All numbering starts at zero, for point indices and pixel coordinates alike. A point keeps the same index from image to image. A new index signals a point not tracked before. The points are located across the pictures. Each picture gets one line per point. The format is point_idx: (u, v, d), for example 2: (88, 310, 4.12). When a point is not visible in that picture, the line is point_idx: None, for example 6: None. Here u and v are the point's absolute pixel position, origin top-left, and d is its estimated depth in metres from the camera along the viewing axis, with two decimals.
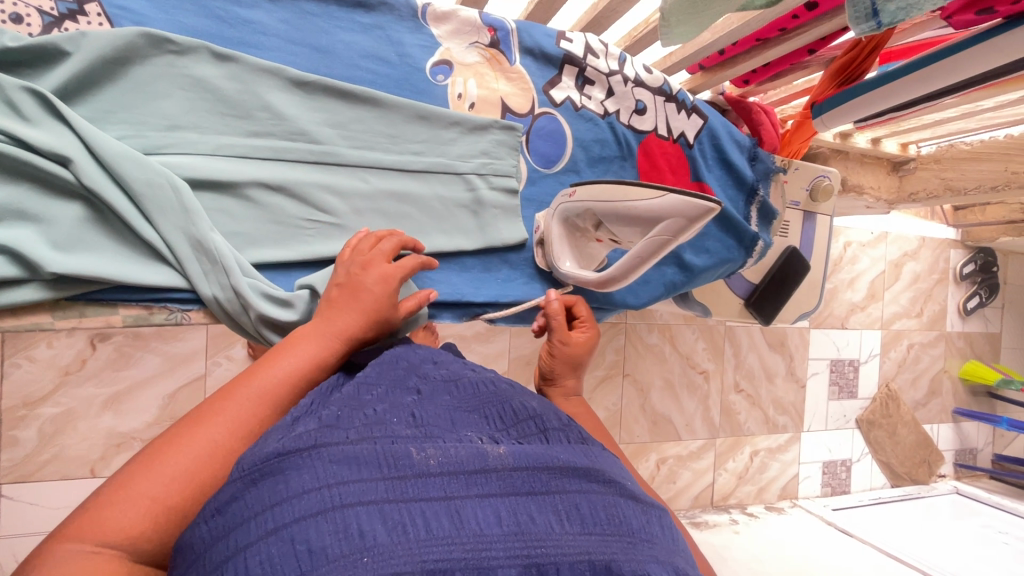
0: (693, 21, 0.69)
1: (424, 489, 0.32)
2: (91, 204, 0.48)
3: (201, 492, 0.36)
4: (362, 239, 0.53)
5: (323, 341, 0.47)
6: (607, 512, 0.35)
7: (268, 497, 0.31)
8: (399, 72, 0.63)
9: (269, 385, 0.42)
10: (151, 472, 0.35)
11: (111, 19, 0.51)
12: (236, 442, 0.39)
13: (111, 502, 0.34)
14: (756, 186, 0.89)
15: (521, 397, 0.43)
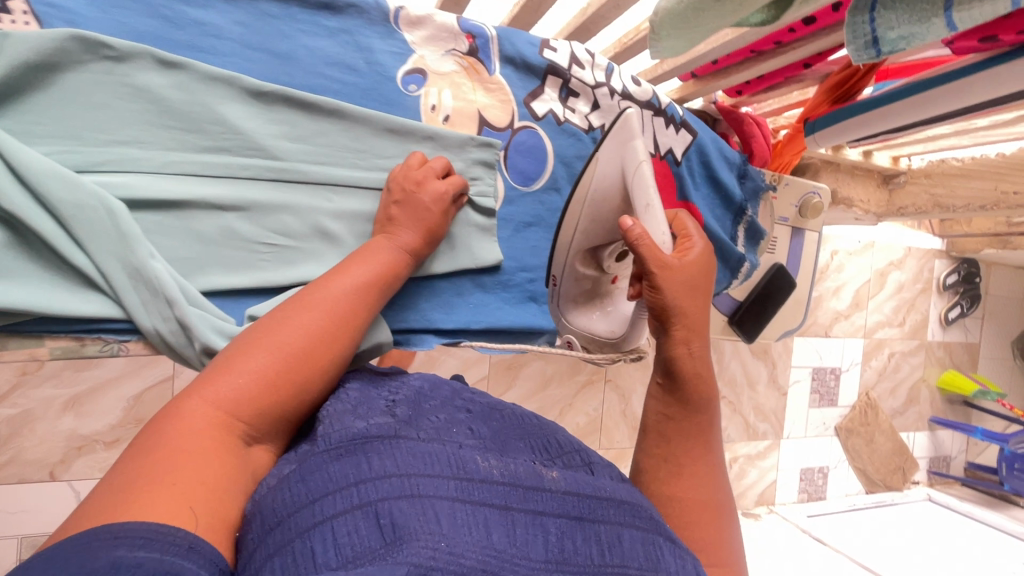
0: (682, 36, 0.64)
1: (487, 494, 0.34)
2: (12, 225, 0.44)
3: (276, 393, 0.40)
4: (407, 165, 0.57)
5: (371, 260, 0.50)
6: (645, 549, 0.36)
7: (350, 475, 0.33)
8: (367, 81, 0.59)
9: (330, 312, 0.45)
10: (245, 364, 0.39)
11: (39, 18, 0.46)
12: (315, 346, 0.43)
13: (212, 396, 0.37)
14: (744, 206, 0.86)
15: (559, 431, 0.46)
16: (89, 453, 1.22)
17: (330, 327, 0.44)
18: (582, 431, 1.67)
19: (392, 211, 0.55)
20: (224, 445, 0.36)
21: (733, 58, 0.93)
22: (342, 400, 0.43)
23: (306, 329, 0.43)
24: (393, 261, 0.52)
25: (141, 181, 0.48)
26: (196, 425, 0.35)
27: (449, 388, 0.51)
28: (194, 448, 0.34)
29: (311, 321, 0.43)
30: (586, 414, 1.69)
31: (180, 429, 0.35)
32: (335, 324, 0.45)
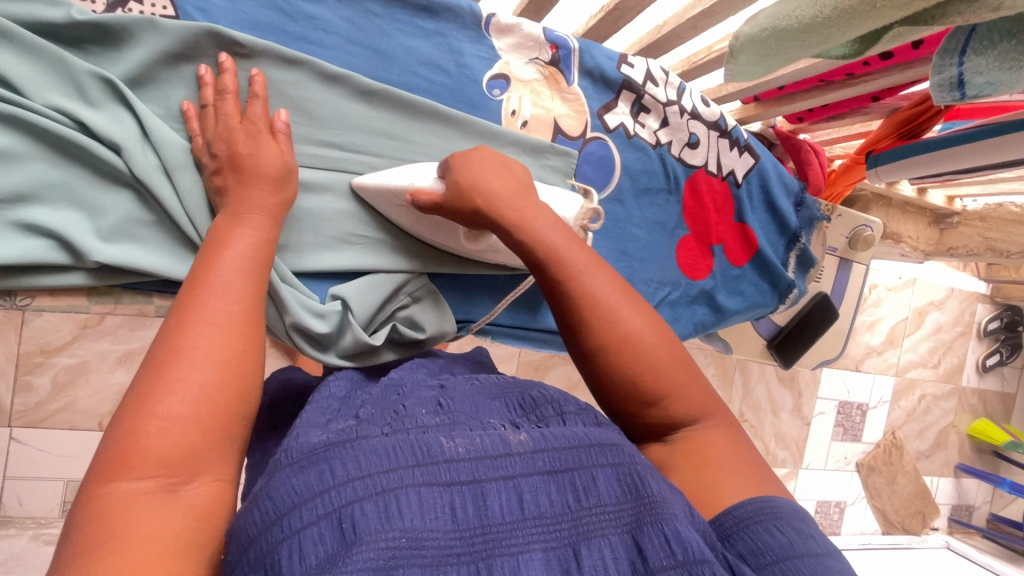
0: (761, 63, 0.65)
1: (455, 471, 0.31)
2: (140, 193, 0.48)
3: (216, 397, 0.35)
4: (225, 114, 0.48)
5: (251, 221, 0.45)
6: (625, 484, 0.33)
7: (313, 486, 0.29)
8: (455, 83, 0.62)
9: (237, 267, 0.42)
10: (163, 388, 0.34)
11: (175, 4, 0.50)
12: (225, 338, 0.38)
13: (128, 453, 0.31)
14: (798, 233, 0.86)
15: (539, 387, 0.44)
16: None
17: (241, 305, 0.40)
18: None
19: (216, 181, 0.47)
20: (168, 497, 0.31)
21: (801, 85, 0.94)
22: (312, 413, 0.41)
23: (203, 345, 0.36)
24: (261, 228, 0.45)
25: None
26: (127, 492, 0.30)
27: (427, 370, 0.51)
28: (142, 520, 0.29)
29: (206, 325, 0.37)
30: None
31: (114, 502, 0.30)
32: (237, 300, 0.40)
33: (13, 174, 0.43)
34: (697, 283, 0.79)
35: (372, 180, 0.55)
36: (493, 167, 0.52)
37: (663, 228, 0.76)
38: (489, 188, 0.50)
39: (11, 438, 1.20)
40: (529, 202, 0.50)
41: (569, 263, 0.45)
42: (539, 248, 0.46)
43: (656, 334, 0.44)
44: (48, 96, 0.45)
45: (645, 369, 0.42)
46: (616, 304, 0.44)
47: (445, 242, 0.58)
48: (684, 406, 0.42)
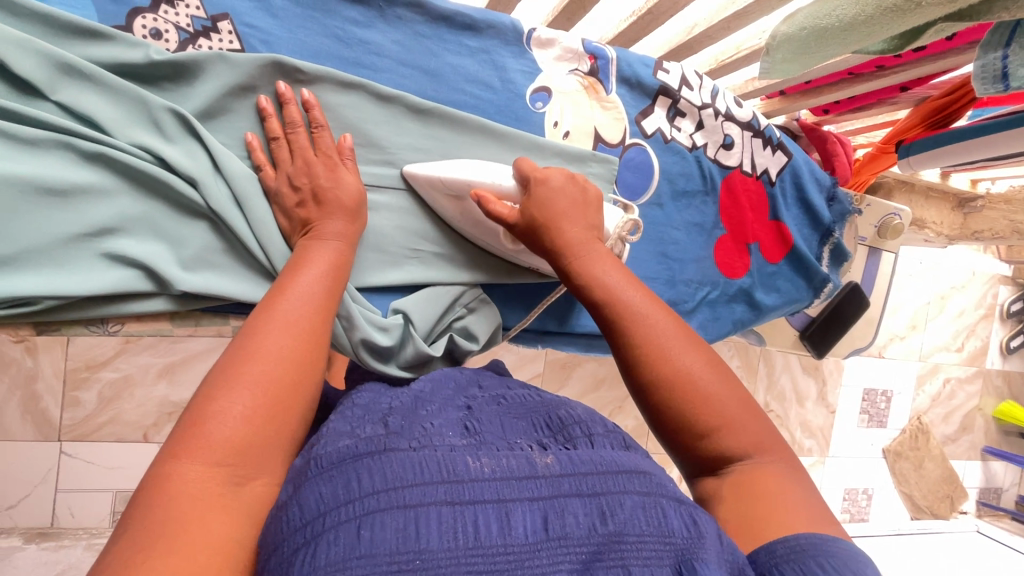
0: (797, 61, 0.66)
1: (478, 492, 0.32)
2: (214, 223, 0.50)
3: (277, 400, 0.39)
4: (300, 147, 0.51)
5: (330, 245, 0.49)
6: (648, 513, 0.34)
7: (339, 495, 0.30)
8: (500, 98, 0.64)
9: (312, 290, 0.45)
10: (231, 382, 0.38)
11: (240, 37, 0.52)
12: (290, 340, 0.41)
13: (200, 438, 0.35)
14: (831, 227, 0.87)
15: (566, 404, 0.45)
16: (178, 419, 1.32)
17: (315, 318, 0.44)
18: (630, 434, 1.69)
19: (300, 213, 0.50)
20: (228, 491, 0.34)
21: (828, 79, 0.94)
22: (342, 421, 0.41)
23: (278, 347, 0.41)
24: (340, 253, 0.49)
25: None
26: (189, 476, 0.33)
27: (453, 388, 0.50)
28: (204, 502, 0.33)
29: (281, 336, 0.41)
30: (635, 418, 1.71)
31: (176, 482, 0.33)
32: (314, 312, 0.44)
33: (103, 210, 0.46)
34: (735, 281, 0.80)
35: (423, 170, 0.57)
36: (571, 204, 0.53)
37: (702, 229, 0.77)
38: (561, 226, 0.51)
39: (62, 452, 1.25)
40: (596, 248, 0.51)
41: (628, 306, 0.46)
42: (594, 288, 0.48)
43: (712, 370, 0.44)
44: (130, 134, 0.47)
45: (696, 404, 0.43)
46: (671, 342, 0.45)
47: (489, 243, 0.60)
48: (737, 439, 0.42)
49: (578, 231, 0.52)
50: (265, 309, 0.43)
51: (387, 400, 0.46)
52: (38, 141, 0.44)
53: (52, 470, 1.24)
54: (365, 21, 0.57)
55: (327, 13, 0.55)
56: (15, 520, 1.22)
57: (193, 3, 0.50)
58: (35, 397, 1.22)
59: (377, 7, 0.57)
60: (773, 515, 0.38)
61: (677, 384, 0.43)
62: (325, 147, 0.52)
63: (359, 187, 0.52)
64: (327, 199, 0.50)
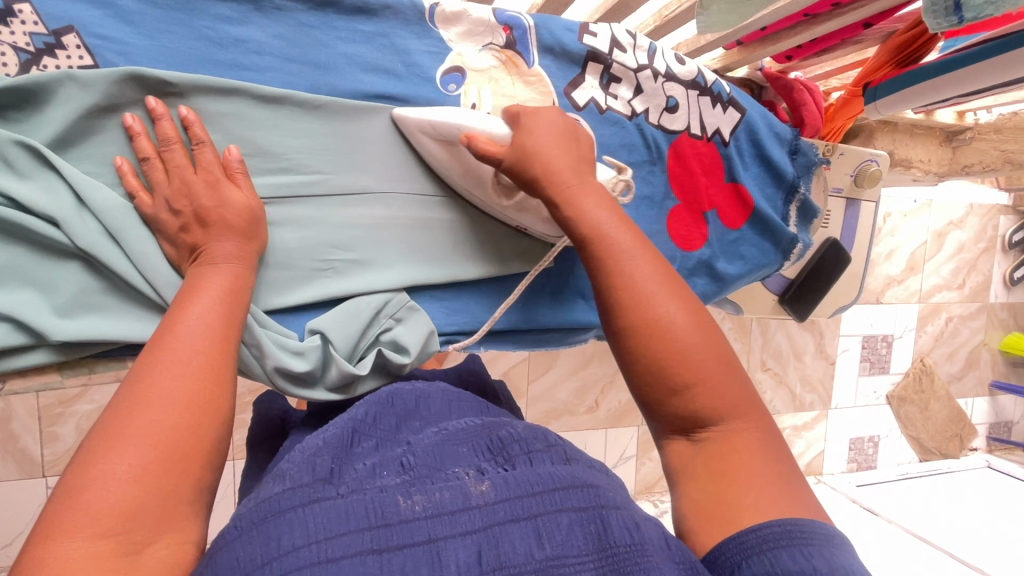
0: (735, 9, 0.61)
1: (408, 534, 0.32)
2: (89, 261, 0.46)
3: (174, 450, 0.35)
4: (177, 167, 0.46)
5: (224, 270, 0.44)
6: (586, 531, 0.34)
7: (259, 556, 0.31)
8: (407, 84, 0.58)
9: (206, 321, 0.41)
10: (115, 442, 0.34)
11: (91, 51, 0.47)
12: (184, 383, 0.38)
13: (79, 510, 0.31)
14: (796, 183, 0.81)
15: (507, 424, 0.43)
16: None
17: (213, 348, 0.40)
18: (624, 409, 1.67)
19: (185, 239, 0.45)
20: (122, 559, 0.31)
21: (785, 22, 0.87)
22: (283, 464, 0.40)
23: (169, 392, 0.37)
24: (234, 276, 0.45)
25: None
26: (68, 553, 0.30)
27: (397, 412, 0.48)
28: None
29: (176, 379, 0.37)
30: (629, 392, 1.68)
31: (54, 567, 0.30)
32: (208, 342, 0.40)
33: None
34: (693, 254, 0.75)
35: (413, 113, 0.55)
36: (559, 135, 0.51)
37: (652, 202, 0.72)
38: (549, 159, 0.50)
39: (48, 487, 1.24)
40: (582, 180, 0.50)
41: (615, 244, 0.46)
42: (582, 227, 0.48)
43: (695, 328, 0.43)
44: None
45: (673, 354, 0.42)
46: (659, 289, 0.44)
47: (473, 192, 0.59)
48: (712, 402, 0.42)
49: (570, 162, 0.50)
50: (152, 352, 0.38)
51: (327, 426, 0.45)
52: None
53: (42, 505, 1.24)
54: (239, 17, 0.51)
55: (193, 13, 0.50)
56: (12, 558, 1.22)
57: (30, 19, 0.45)
58: (11, 438, 1.21)
59: None
60: (741, 497, 0.38)
61: (656, 334, 0.43)
62: (205, 164, 0.46)
63: (255, 200, 0.49)
64: (212, 221, 0.45)
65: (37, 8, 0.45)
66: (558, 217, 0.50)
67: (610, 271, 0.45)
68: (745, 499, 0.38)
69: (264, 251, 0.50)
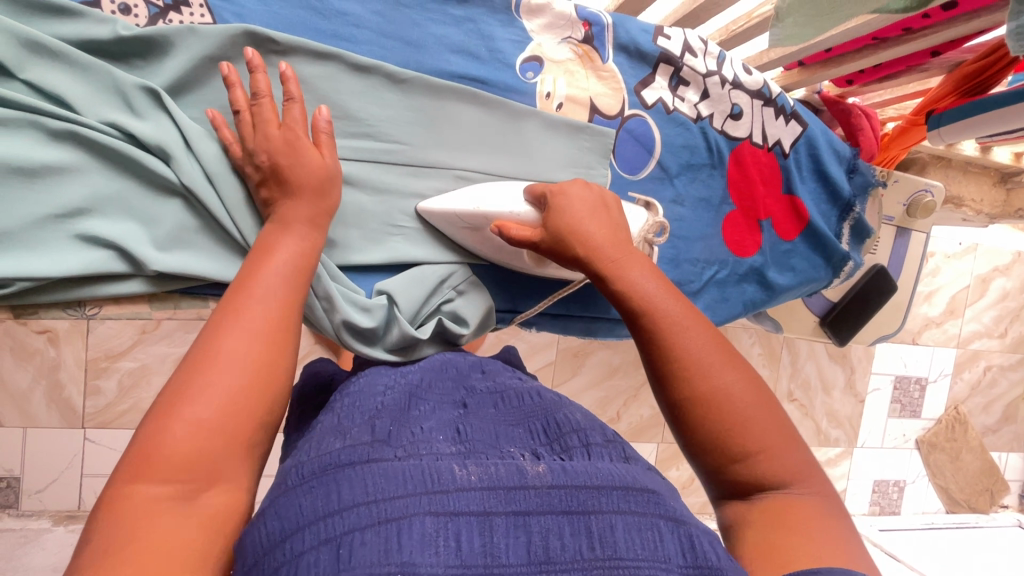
0: (813, 24, 0.63)
1: (464, 503, 0.32)
2: (188, 200, 0.49)
3: (242, 406, 0.35)
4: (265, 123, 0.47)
5: (299, 236, 0.45)
6: (643, 535, 0.33)
7: (319, 507, 0.31)
8: (488, 67, 0.61)
9: (281, 284, 0.42)
10: (191, 392, 0.34)
11: (211, 10, 0.50)
12: (256, 344, 0.38)
13: (150, 454, 0.32)
14: (852, 201, 0.82)
15: (565, 408, 0.44)
16: None
17: (282, 312, 0.40)
18: (645, 424, 1.65)
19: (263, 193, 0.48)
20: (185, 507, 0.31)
21: (851, 45, 0.88)
22: (336, 425, 0.41)
23: (247, 352, 0.37)
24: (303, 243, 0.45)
25: None
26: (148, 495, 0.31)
27: (455, 376, 0.51)
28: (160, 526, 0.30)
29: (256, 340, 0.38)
30: (652, 407, 1.66)
31: (130, 505, 0.30)
32: (277, 306, 0.40)
33: (74, 189, 0.45)
34: (746, 260, 0.75)
35: (438, 204, 0.56)
36: (590, 211, 0.50)
37: (709, 205, 0.73)
38: (587, 234, 0.49)
39: (85, 439, 1.28)
40: (627, 252, 0.48)
41: (666, 318, 0.44)
42: (634, 299, 0.46)
43: (753, 394, 0.42)
44: (99, 112, 0.46)
45: (736, 422, 0.41)
46: (712, 358, 0.43)
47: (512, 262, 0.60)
48: (776, 466, 0.41)
49: (618, 243, 0.49)
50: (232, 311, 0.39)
51: (378, 395, 0.46)
52: (6, 120, 0.43)
53: (77, 456, 1.28)
54: None
55: None
56: (45, 503, 1.27)
57: None
58: (57, 387, 1.26)
59: None
60: (800, 544, 0.36)
61: (710, 403, 0.41)
62: (291, 121, 0.47)
63: (332, 161, 0.49)
64: (286, 180, 0.46)
65: None
66: (608, 292, 0.48)
67: (664, 339, 0.44)
68: (808, 548, 0.36)
69: (338, 208, 0.52)
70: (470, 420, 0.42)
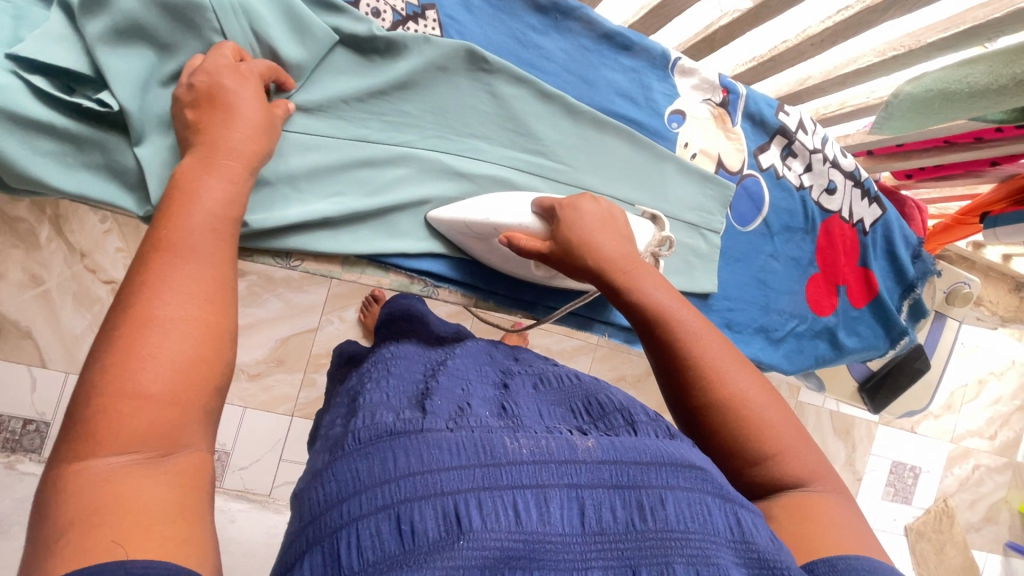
0: (914, 118, 0.70)
1: (516, 476, 0.33)
2: (396, 182, 0.57)
3: (199, 359, 0.31)
4: (215, 55, 0.44)
5: (225, 169, 0.39)
6: (693, 510, 0.33)
7: (376, 473, 0.32)
8: (643, 113, 0.69)
9: (212, 225, 0.36)
10: (139, 347, 0.29)
11: (441, 26, 0.59)
12: (197, 305, 0.32)
13: (100, 429, 0.27)
14: (914, 283, 0.91)
15: (605, 390, 0.43)
16: (235, 379, 1.33)
17: (219, 268, 0.35)
18: None
19: (189, 115, 0.42)
20: (151, 469, 0.28)
21: (920, 144, 0.98)
22: (374, 396, 0.41)
23: (168, 313, 0.31)
24: (222, 201, 0.38)
25: (481, 162, 0.60)
26: (101, 469, 0.27)
27: (490, 359, 0.52)
28: (136, 497, 0.26)
29: (186, 291, 0.32)
30: None
31: (98, 482, 0.26)
32: (206, 261, 0.34)
33: (303, 160, 0.52)
34: (822, 319, 0.83)
35: (447, 213, 0.57)
36: (599, 221, 0.51)
37: (798, 264, 0.81)
38: (597, 245, 0.50)
39: None
40: (638, 266, 0.49)
41: (683, 326, 0.45)
42: (647, 309, 0.47)
43: (768, 398, 0.43)
44: (345, 96, 0.53)
45: (756, 429, 0.42)
46: (727, 365, 0.44)
47: (517, 271, 0.60)
48: (794, 466, 0.42)
49: (629, 257, 0.50)
50: (157, 244, 0.34)
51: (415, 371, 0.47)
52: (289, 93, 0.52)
53: None
54: (541, 29, 0.64)
55: (513, 17, 0.62)
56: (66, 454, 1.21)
57: None
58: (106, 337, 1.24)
59: (553, 18, 0.64)
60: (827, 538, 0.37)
61: (730, 407, 0.42)
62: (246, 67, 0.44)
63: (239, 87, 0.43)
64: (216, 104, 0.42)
65: None
66: (618, 302, 0.48)
67: (674, 348, 0.45)
68: (831, 538, 0.38)
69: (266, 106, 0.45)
70: (513, 398, 0.42)
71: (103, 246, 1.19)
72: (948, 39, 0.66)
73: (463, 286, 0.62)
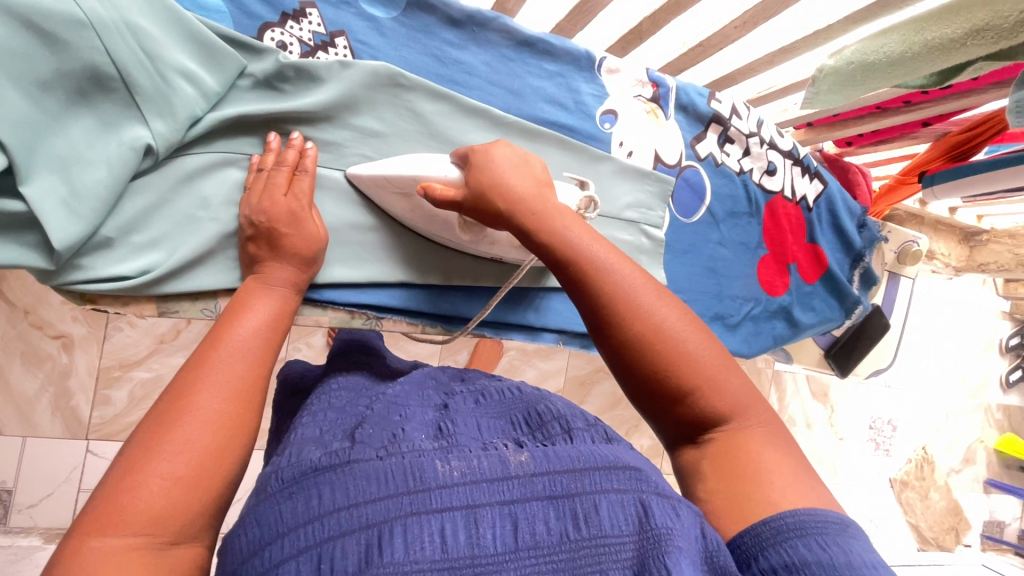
0: (843, 92, 0.72)
1: (446, 499, 0.31)
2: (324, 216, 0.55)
3: (223, 454, 0.34)
4: (274, 186, 0.49)
5: (276, 294, 0.46)
6: (627, 513, 0.32)
7: (299, 512, 0.30)
8: (574, 116, 0.69)
9: (259, 332, 0.41)
10: (168, 439, 0.33)
11: (353, 51, 0.58)
12: (230, 403, 0.36)
13: (114, 509, 0.30)
14: (861, 253, 0.93)
15: (545, 400, 0.43)
16: None
17: (255, 370, 0.39)
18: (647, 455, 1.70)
19: (251, 248, 0.49)
20: (154, 557, 0.30)
21: (855, 112, 1.00)
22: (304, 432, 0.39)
23: (208, 407, 0.35)
24: (280, 308, 0.45)
25: None
26: (103, 547, 0.29)
27: (435, 385, 0.51)
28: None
29: (216, 395, 0.36)
30: (651, 438, 1.72)
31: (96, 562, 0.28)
32: (251, 366, 0.39)
33: None
34: (776, 299, 0.84)
35: (367, 170, 0.55)
36: (512, 166, 0.49)
37: (747, 248, 0.82)
38: (506, 186, 0.48)
39: (87, 451, 1.17)
40: (546, 200, 0.47)
41: (593, 259, 0.43)
42: (560, 247, 0.44)
43: (692, 329, 0.41)
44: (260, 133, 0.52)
45: (679, 361, 0.40)
46: (646, 297, 0.42)
47: (444, 237, 0.58)
48: (718, 398, 0.40)
49: (539, 195, 0.47)
50: (212, 343, 0.39)
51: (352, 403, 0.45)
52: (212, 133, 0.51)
53: (73, 471, 1.16)
54: (458, 43, 0.63)
55: (428, 33, 0.61)
56: (36, 519, 1.14)
57: (315, 20, 0.56)
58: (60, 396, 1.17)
59: (469, 30, 0.63)
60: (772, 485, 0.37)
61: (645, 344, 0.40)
62: (299, 191, 0.50)
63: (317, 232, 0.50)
64: (278, 245, 0.48)
65: (321, 13, 0.57)
66: (533, 243, 0.46)
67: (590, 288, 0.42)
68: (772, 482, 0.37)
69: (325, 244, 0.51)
70: (452, 416, 0.41)
71: (47, 301, 1.13)
72: (861, 10, 0.67)
73: (408, 314, 0.61)
